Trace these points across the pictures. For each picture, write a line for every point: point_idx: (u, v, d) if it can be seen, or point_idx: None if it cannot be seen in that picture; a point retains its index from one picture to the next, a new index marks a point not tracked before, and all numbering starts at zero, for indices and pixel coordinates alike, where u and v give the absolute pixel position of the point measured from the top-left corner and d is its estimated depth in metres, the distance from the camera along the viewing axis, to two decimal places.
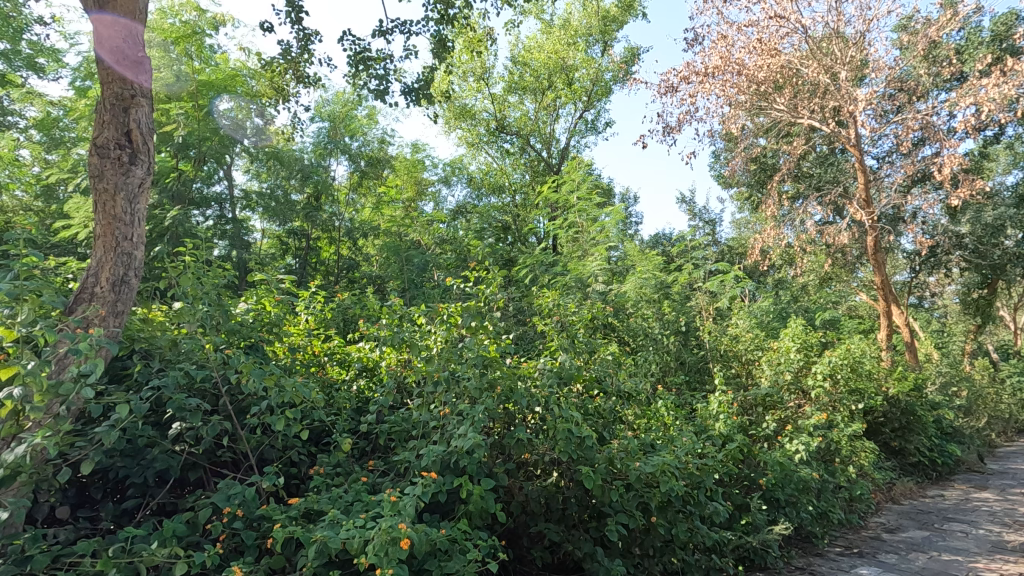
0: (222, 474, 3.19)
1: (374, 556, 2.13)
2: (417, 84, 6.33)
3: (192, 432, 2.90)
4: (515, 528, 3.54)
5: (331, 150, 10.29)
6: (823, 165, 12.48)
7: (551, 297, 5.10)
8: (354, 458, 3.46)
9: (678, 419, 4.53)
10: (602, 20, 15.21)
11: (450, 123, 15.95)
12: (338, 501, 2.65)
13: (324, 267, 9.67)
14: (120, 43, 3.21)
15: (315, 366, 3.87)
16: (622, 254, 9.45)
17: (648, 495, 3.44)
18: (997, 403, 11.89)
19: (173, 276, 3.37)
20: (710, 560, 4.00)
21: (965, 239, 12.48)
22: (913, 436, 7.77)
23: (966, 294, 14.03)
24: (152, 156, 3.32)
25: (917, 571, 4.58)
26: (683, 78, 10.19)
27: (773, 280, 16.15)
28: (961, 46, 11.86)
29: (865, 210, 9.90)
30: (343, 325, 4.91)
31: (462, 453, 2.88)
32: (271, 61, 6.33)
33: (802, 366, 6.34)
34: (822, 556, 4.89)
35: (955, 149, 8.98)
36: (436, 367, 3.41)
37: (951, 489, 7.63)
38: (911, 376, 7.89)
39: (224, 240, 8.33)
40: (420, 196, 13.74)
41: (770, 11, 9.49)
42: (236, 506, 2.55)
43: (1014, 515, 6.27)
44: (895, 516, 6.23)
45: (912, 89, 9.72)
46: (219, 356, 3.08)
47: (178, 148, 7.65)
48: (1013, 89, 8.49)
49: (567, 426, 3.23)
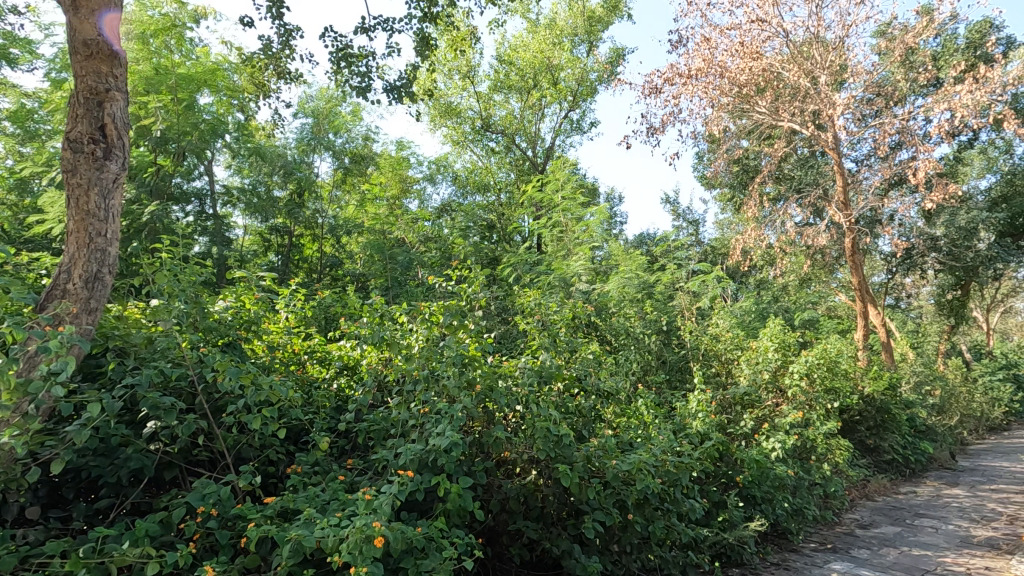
0: (198, 474, 3.16)
1: (349, 554, 2.14)
2: (401, 83, 6.32)
3: (166, 430, 2.87)
4: (494, 526, 3.56)
5: (315, 146, 10.25)
6: (804, 167, 12.68)
7: (533, 296, 5.10)
8: (333, 457, 3.45)
9: (657, 417, 4.57)
10: (588, 20, 15.30)
11: (435, 120, 15.90)
12: (315, 500, 2.64)
13: (307, 265, 9.60)
14: (93, 36, 3.14)
15: (295, 365, 3.85)
16: (606, 254, 9.53)
17: (624, 492, 3.48)
18: (969, 401, 12.22)
19: (149, 273, 3.32)
20: (687, 557, 4.06)
21: (940, 241, 12.78)
22: (887, 434, 7.97)
23: (940, 295, 14.36)
24: (127, 151, 3.26)
25: (889, 565, 4.69)
26: (666, 79, 10.26)
27: (754, 280, 16.41)
28: (938, 53, 12.13)
29: (843, 212, 10.09)
30: (324, 322, 4.88)
31: (440, 452, 2.87)
32: (252, 56, 6.27)
33: (780, 365, 6.45)
34: (797, 552, 4.99)
35: (930, 153, 9.19)
36: (416, 365, 3.41)
37: (923, 486, 7.82)
38: (886, 375, 8.05)
39: (205, 236, 8.22)
40: (405, 194, 13.65)
41: (753, 15, 9.65)
42: (210, 506, 2.54)
43: (982, 511, 6.46)
44: (869, 512, 6.37)
45: (889, 94, 9.93)
46: (195, 354, 3.06)
47: (157, 142, 7.54)
48: (986, 96, 8.70)
49: (545, 424, 3.26)
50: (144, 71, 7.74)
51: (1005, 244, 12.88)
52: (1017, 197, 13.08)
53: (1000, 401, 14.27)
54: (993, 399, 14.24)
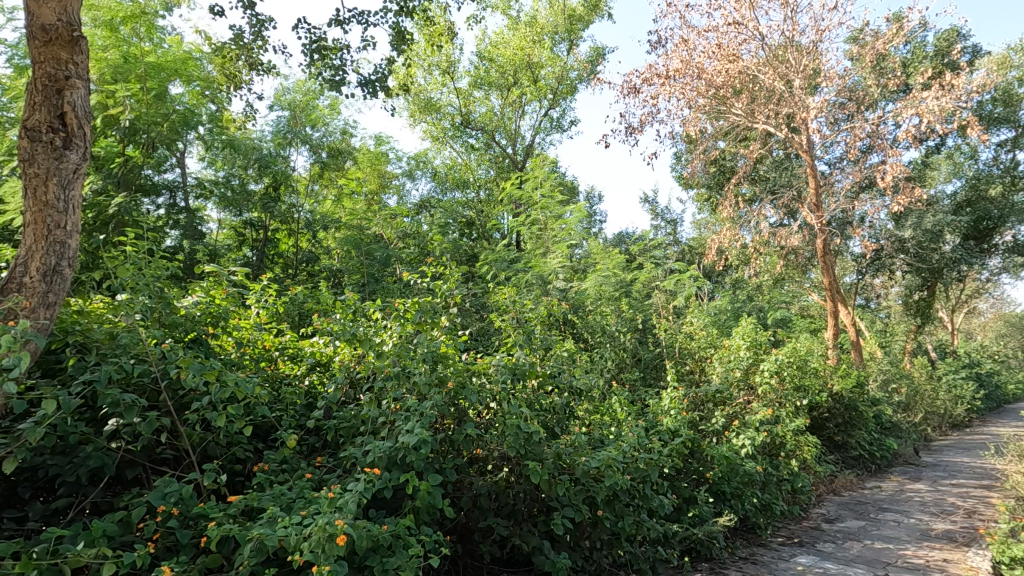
0: (162, 472, 3.10)
1: (312, 553, 2.12)
2: (375, 77, 6.25)
3: (128, 429, 2.80)
4: (465, 524, 3.55)
5: (291, 140, 10.09)
6: (779, 169, 12.85)
7: (508, 293, 5.08)
8: (303, 455, 3.42)
9: (630, 414, 4.61)
10: (568, 19, 15.37)
11: (414, 116, 15.77)
12: (280, 499, 2.60)
13: (282, 260, 9.45)
14: (51, 19, 3.03)
15: (265, 361, 3.77)
16: (585, 252, 9.54)
17: (594, 489, 3.50)
18: (933, 399, 12.58)
19: (111, 267, 3.24)
20: (656, 552, 4.12)
21: (908, 244, 13.14)
22: (854, 431, 8.19)
23: (908, 295, 14.76)
24: (88, 141, 3.16)
25: (852, 558, 4.81)
26: (645, 80, 10.38)
27: (730, 280, 16.67)
28: (908, 59, 12.47)
29: (816, 214, 10.29)
30: (297, 318, 4.82)
31: (409, 449, 2.84)
32: (223, 46, 6.14)
33: (751, 363, 6.54)
34: (764, 546, 5.09)
35: (898, 157, 9.43)
36: (388, 362, 3.37)
37: (888, 481, 8.03)
38: (855, 374, 8.27)
39: (177, 229, 8.02)
40: (384, 189, 13.48)
41: (729, 18, 9.76)
42: (171, 505, 2.49)
43: (942, 505, 6.66)
44: (836, 507, 6.53)
45: (860, 99, 10.14)
46: (158, 351, 2.99)
47: (126, 133, 7.31)
48: (951, 102, 8.94)
49: (516, 421, 3.28)
50: (112, 58, 7.48)
51: (969, 247, 13.27)
52: (981, 202, 13.50)
53: (962, 398, 14.75)
54: (957, 397, 14.68)
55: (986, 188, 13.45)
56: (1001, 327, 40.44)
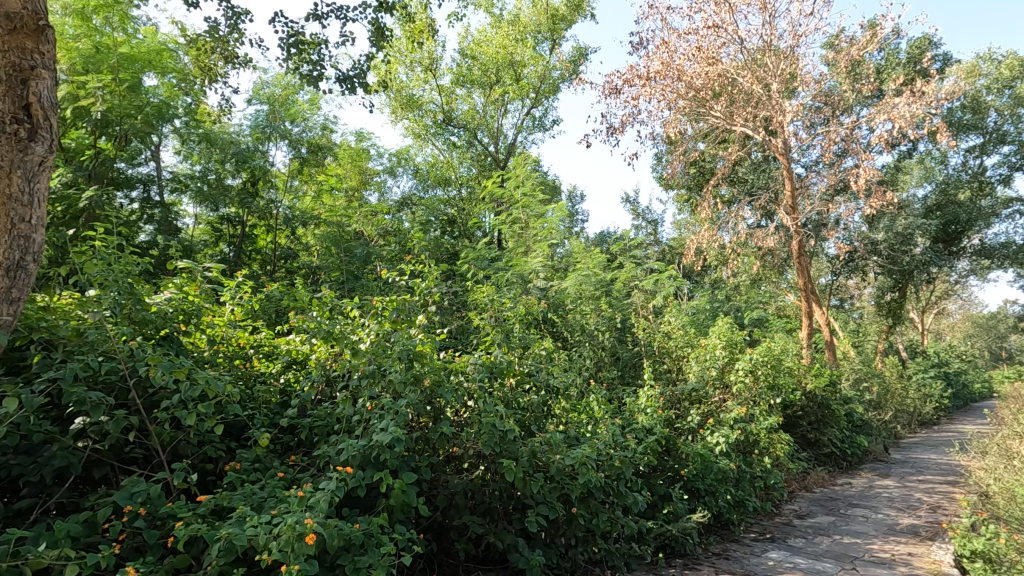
0: (130, 471, 3.04)
1: (280, 552, 2.12)
2: (354, 73, 6.20)
3: (95, 428, 2.73)
4: (441, 522, 3.56)
5: (270, 134, 9.91)
6: (757, 171, 13.03)
7: (487, 292, 5.07)
8: (276, 454, 3.38)
9: (606, 412, 4.66)
10: (551, 18, 15.42)
11: (396, 112, 15.68)
12: (252, 498, 2.57)
13: (260, 257, 9.29)
14: (15, 5, 2.91)
15: (239, 359, 3.72)
16: (566, 251, 9.56)
17: (568, 487, 3.53)
18: (903, 397, 12.91)
19: (78, 262, 3.18)
20: (630, 548, 4.18)
21: (880, 246, 13.46)
22: (827, 428, 8.36)
23: (880, 296, 15.11)
24: (53, 133, 3.07)
25: (821, 553, 4.93)
26: (626, 81, 10.50)
27: (709, 280, 16.89)
28: (882, 66, 12.76)
29: (791, 216, 10.48)
30: (274, 315, 4.75)
31: (383, 447, 2.83)
32: (198, 38, 6.04)
33: (727, 362, 6.63)
34: (737, 542, 5.19)
35: (871, 161, 9.64)
36: (363, 359, 3.34)
37: (858, 477, 8.22)
38: (827, 372, 8.46)
39: (151, 224, 7.86)
40: (365, 186, 13.31)
41: (709, 20, 9.86)
42: (139, 505, 2.45)
43: (909, 500, 6.86)
44: (807, 503, 6.68)
45: (836, 104, 10.36)
46: (127, 348, 2.94)
47: (97, 124, 7.13)
48: (922, 108, 9.17)
49: (491, 419, 3.29)
50: (83, 48, 7.31)
51: (938, 249, 13.65)
52: (950, 206, 13.88)
53: (931, 397, 15.15)
54: (926, 395, 15.06)
55: (955, 193, 13.84)
56: (968, 328, 41.50)
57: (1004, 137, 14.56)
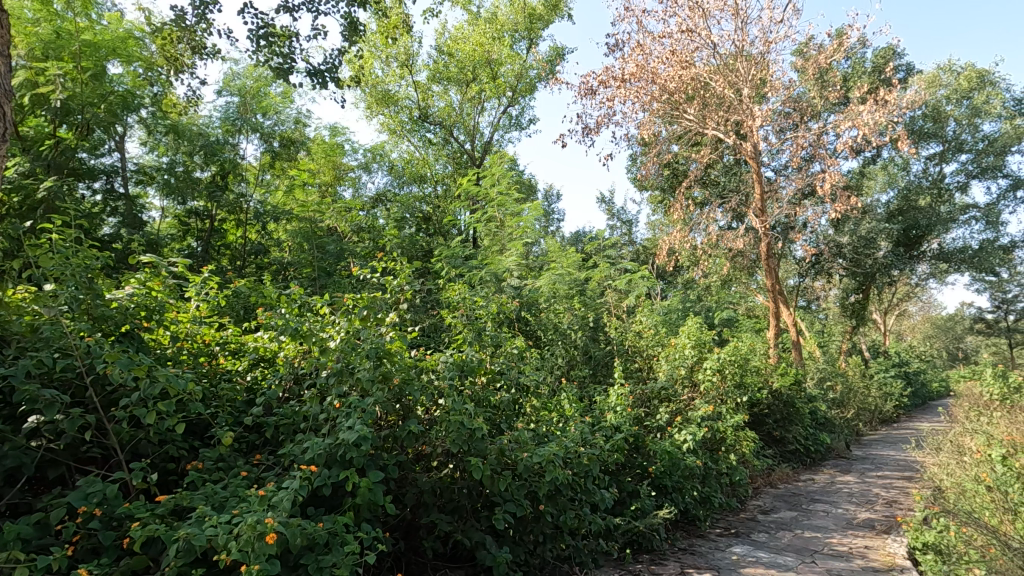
0: (87, 471, 2.96)
1: (239, 551, 2.09)
2: (325, 67, 6.12)
3: (50, 426, 2.64)
4: (408, 521, 3.56)
5: (240, 127, 9.71)
6: (728, 174, 13.28)
7: (459, 289, 5.07)
8: (240, 452, 3.33)
9: (576, 410, 4.69)
10: (528, 17, 15.47)
11: (371, 107, 15.50)
12: (212, 498, 2.53)
13: (229, 252, 9.13)
14: None
15: (204, 357, 3.62)
16: (541, 249, 9.58)
17: (535, 484, 3.56)
18: (865, 395, 13.33)
19: (33, 256, 3.05)
20: (597, 544, 4.24)
21: (845, 249, 13.88)
22: (792, 426, 8.58)
23: (845, 298, 15.54)
24: (5, 121, 2.86)
25: (782, 547, 5.08)
26: (602, 82, 10.60)
27: (682, 280, 17.14)
28: (848, 74, 13.15)
29: (760, 219, 10.68)
30: (242, 312, 4.66)
31: (349, 445, 2.80)
32: (163, 27, 5.91)
33: (695, 362, 6.73)
34: (702, 537, 5.30)
35: (836, 166, 9.91)
36: (331, 357, 3.31)
37: (820, 473, 8.47)
38: (792, 372, 8.69)
39: (116, 217, 7.64)
40: (339, 181, 13.13)
41: (683, 25, 9.99)
42: (94, 505, 2.39)
43: (868, 495, 7.09)
44: (771, 499, 6.85)
45: (804, 110, 10.61)
46: (84, 345, 2.85)
47: (57, 113, 6.88)
48: (885, 116, 9.46)
49: (459, 418, 3.29)
50: (43, 34, 7.07)
51: (899, 253, 14.14)
52: (911, 211, 14.39)
53: (891, 396, 15.65)
54: (886, 394, 15.55)
55: (916, 199, 14.35)
56: (928, 329, 43.05)
57: (961, 145, 15.21)
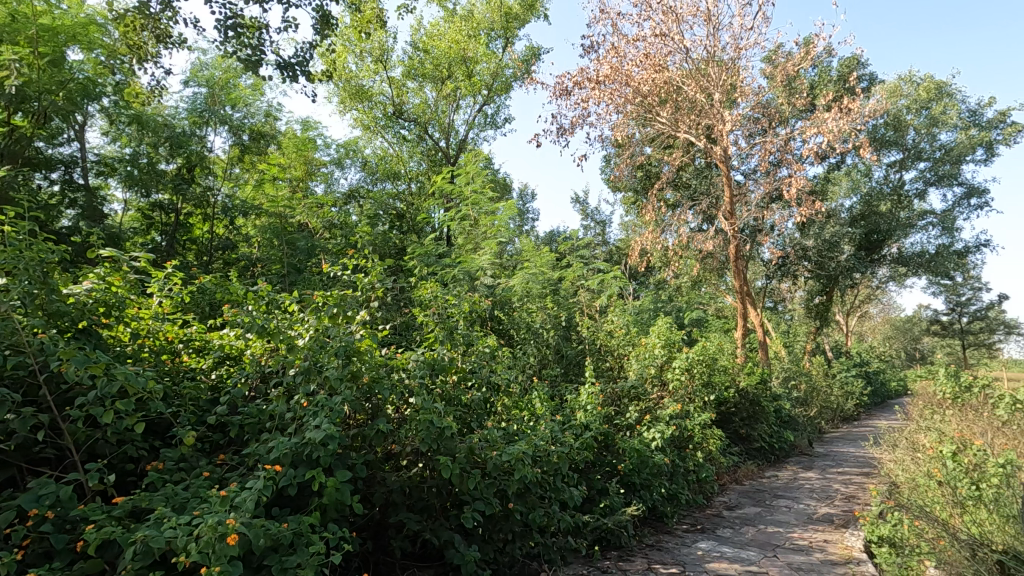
0: (40, 471, 2.86)
1: (199, 553, 2.05)
2: (295, 60, 6.01)
3: (0, 427, 2.55)
4: (377, 520, 3.53)
5: (207, 119, 9.47)
6: (699, 177, 13.51)
7: (431, 287, 5.03)
8: (203, 452, 3.25)
9: (547, 409, 4.71)
10: (505, 16, 15.46)
11: (344, 102, 15.28)
12: (173, 499, 2.48)
13: (195, 247, 8.91)
14: None
15: (166, 355, 3.53)
16: (515, 249, 9.59)
17: (504, 483, 3.57)
18: (827, 394, 13.72)
19: None
20: (566, 541, 4.28)
21: (810, 251, 14.26)
22: (757, 424, 8.78)
23: (809, 300, 16.00)
24: None
25: (746, 542, 5.21)
26: (577, 83, 10.67)
27: (654, 281, 17.38)
28: (815, 82, 13.52)
29: (729, 221, 10.88)
30: (206, 309, 4.53)
31: (316, 445, 2.76)
32: (125, 14, 5.73)
33: (665, 361, 6.84)
34: (669, 534, 5.40)
35: (801, 172, 10.18)
36: (297, 355, 3.25)
37: (784, 470, 8.70)
38: (759, 371, 8.88)
39: (74, 209, 7.36)
40: (311, 177, 12.93)
41: (657, 29, 10.11)
42: (46, 507, 2.32)
43: (829, 491, 7.32)
44: (737, 495, 7.01)
45: (772, 116, 10.87)
46: (38, 342, 2.75)
47: (12, 99, 6.59)
48: (849, 124, 9.76)
49: (428, 417, 3.28)
50: None
51: (860, 256, 14.63)
52: (872, 216, 14.89)
53: (852, 394, 16.16)
54: (848, 393, 16.05)
55: (877, 204, 14.85)
56: (888, 331, 44.60)
57: (920, 154, 15.82)
